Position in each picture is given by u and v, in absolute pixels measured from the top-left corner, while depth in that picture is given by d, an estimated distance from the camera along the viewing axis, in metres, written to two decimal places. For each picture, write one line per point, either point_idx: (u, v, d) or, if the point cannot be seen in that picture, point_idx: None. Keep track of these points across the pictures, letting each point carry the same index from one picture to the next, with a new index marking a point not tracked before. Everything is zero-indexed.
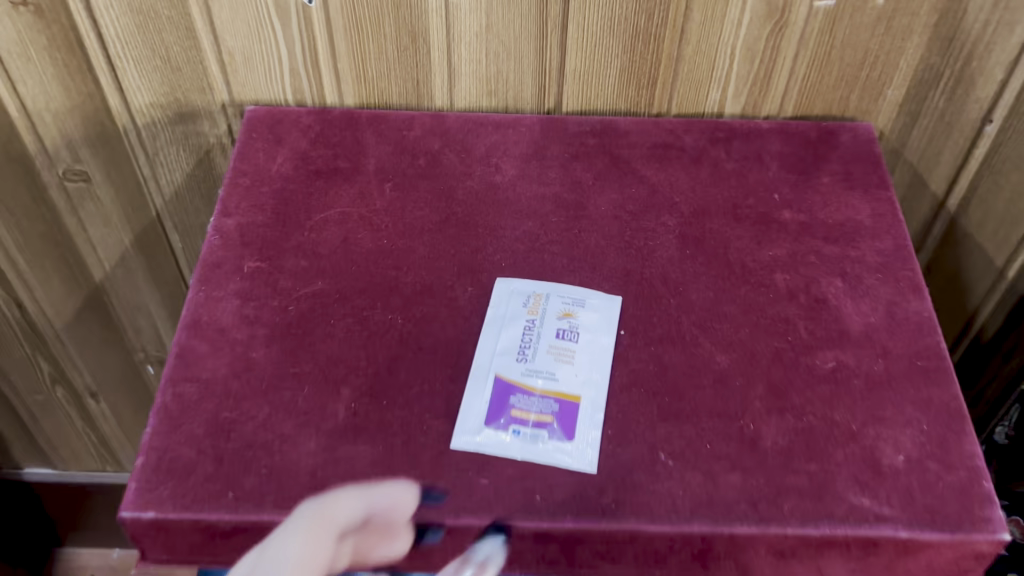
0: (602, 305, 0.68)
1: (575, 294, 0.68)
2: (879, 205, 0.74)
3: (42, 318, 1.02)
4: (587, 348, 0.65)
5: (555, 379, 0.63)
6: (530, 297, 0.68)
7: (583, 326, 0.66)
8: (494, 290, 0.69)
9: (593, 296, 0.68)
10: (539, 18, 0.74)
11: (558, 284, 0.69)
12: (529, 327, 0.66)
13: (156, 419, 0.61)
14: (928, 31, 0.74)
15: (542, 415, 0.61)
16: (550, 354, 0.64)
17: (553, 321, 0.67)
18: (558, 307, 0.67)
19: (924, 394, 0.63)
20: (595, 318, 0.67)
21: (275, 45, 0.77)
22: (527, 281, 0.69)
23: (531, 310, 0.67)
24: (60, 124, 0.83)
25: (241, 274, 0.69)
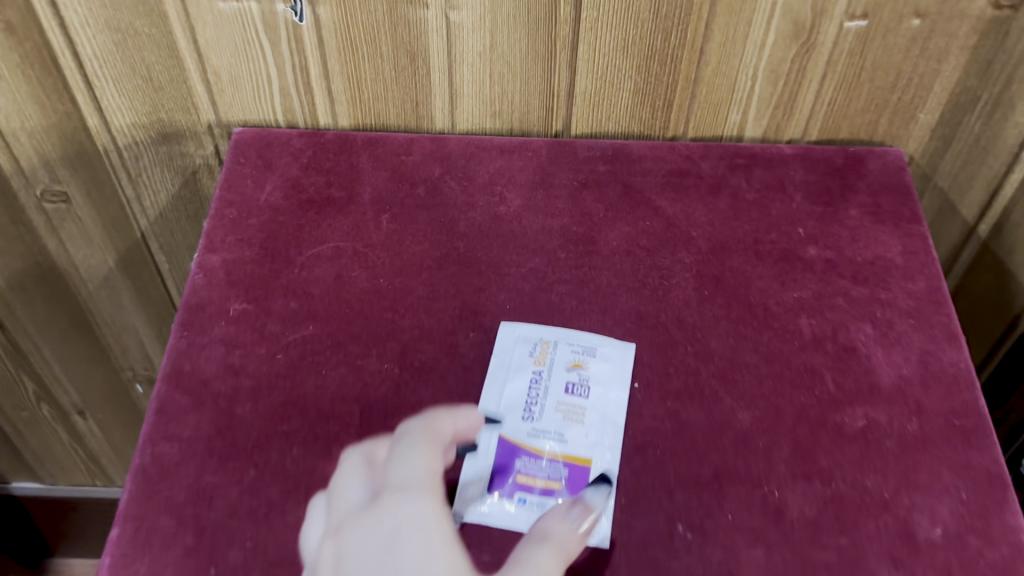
0: (615, 354, 0.63)
1: (585, 341, 0.63)
2: (910, 241, 0.69)
3: (24, 341, 0.97)
4: (599, 405, 0.60)
5: (565, 441, 0.58)
6: (536, 345, 0.63)
7: (594, 379, 0.62)
8: (498, 335, 0.64)
9: (604, 343, 0.63)
10: (547, 38, 0.69)
11: (566, 329, 0.64)
12: (536, 381, 0.61)
13: (134, 484, 0.57)
14: (966, 53, 0.69)
15: (551, 482, 0.57)
16: (558, 413, 0.60)
17: (562, 373, 0.62)
18: (567, 357, 0.62)
19: (962, 457, 0.58)
20: (607, 369, 0.62)
21: (263, 64, 0.72)
22: (533, 326, 0.64)
23: (538, 361, 0.62)
24: (36, 144, 0.78)
25: (226, 318, 0.64)
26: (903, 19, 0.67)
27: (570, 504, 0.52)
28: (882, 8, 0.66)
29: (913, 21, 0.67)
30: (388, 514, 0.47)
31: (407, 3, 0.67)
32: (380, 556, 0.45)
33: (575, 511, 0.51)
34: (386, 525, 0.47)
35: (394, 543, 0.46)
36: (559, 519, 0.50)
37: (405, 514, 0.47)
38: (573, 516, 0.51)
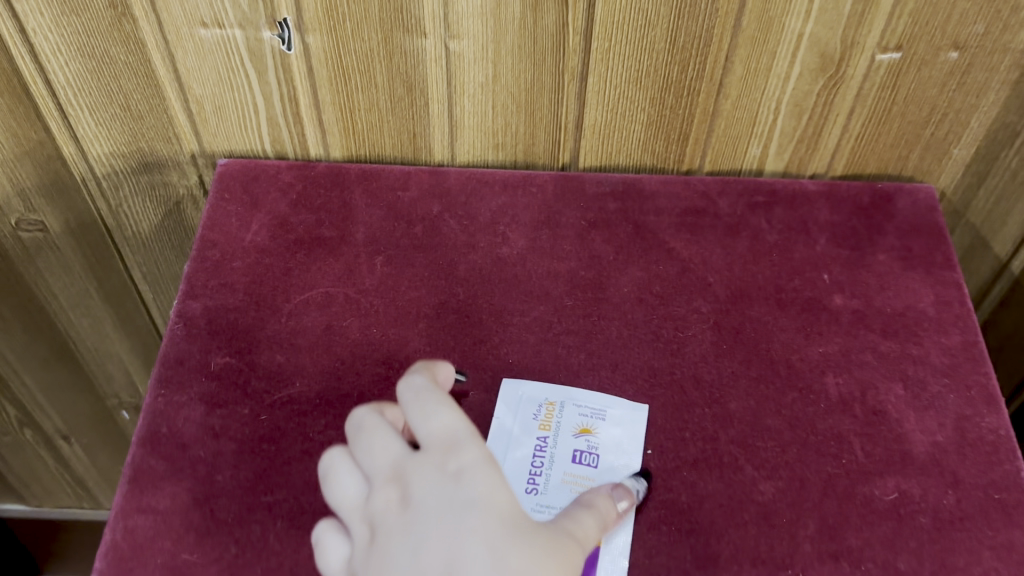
0: (627, 417, 0.58)
1: (594, 403, 0.59)
2: (944, 289, 0.64)
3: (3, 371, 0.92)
4: (609, 476, 0.55)
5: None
6: (541, 407, 0.58)
7: (604, 446, 0.56)
8: (500, 393, 0.59)
9: (614, 404, 0.58)
10: (554, 69, 0.64)
11: (574, 388, 0.59)
12: (541, 447, 0.56)
13: (104, 562, 0.52)
14: (1007, 87, 0.64)
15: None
16: (565, 485, 0.54)
17: (570, 438, 0.57)
18: (575, 422, 0.58)
19: (1003, 538, 0.54)
20: (617, 434, 0.57)
21: (249, 94, 0.67)
22: (539, 385, 0.59)
23: (543, 425, 0.57)
24: (11, 173, 0.72)
25: (207, 373, 0.60)
26: (940, 52, 0.62)
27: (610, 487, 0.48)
28: (918, 40, 0.61)
29: (951, 54, 0.62)
30: (446, 450, 0.39)
31: (403, 32, 0.62)
32: (452, 499, 0.37)
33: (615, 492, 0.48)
34: (453, 466, 0.38)
35: (467, 486, 0.38)
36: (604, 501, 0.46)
37: (471, 456, 0.38)
38: (615, 497, 0.47)
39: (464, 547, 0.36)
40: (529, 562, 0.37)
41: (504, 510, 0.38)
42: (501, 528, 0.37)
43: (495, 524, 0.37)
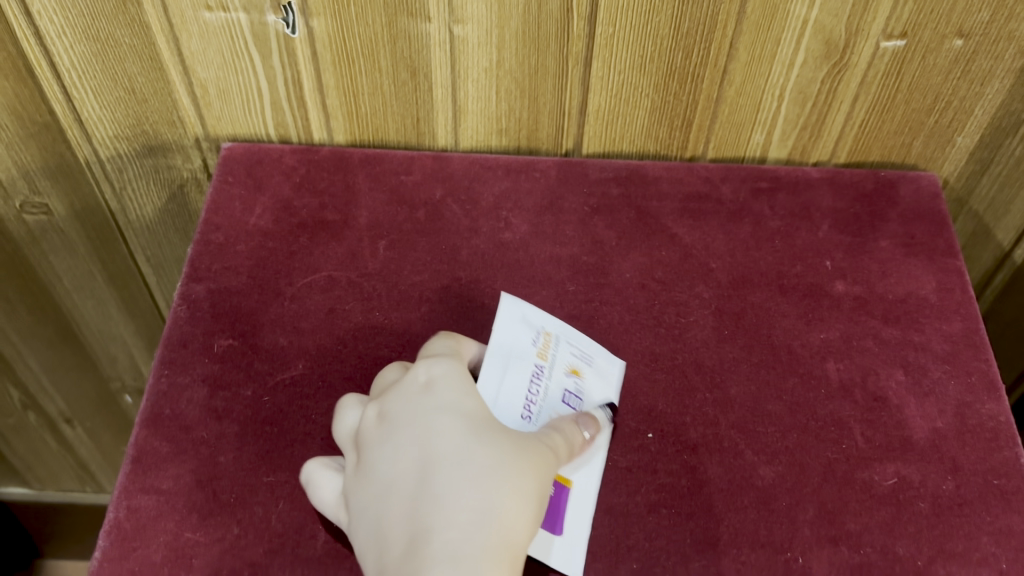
0: (607, 370, 0.59)
1: (583, 347, 0.59)
2: (946, 276, 0.65)
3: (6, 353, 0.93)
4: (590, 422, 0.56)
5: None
6: (539, 336, 0.58)
7: (587, 391, 0.57)
8: (504, 306, 0.57)
9: (598, 352, 0.59)
10: (558, 54, 0.64)
11: (566, 329, 0.60)
12: (538, 373, 0.56)
13: (107, 541, 0.53)
14: (1012, 75, 0.64)
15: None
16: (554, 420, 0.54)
17: (560, 373, 0.57)
18: (566, 360, 0.58)
19: (1002, 523, 0.54)
20: (598, 379, 0.58)
21: (253, 77, 0.67)
22: (534, 312, 0.59)
23: (540, 351, 0.57)
24: (14, 158, 0.72)
25: (210, 355, 0.60)
26: (944, 40, 0.62)
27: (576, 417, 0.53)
28: (922, 27, 0.61)
29: (955, 42, 0.62)
30: (419, 368, 0.50)
31: (407, 16, 0.62)
32: (423, 405, 0.47)
33: (582, 420, 0.53)
34: (426, 381, 0.49)
35: (437, 392, 0.48)
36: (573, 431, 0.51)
37: (443, 371, 0.49)
38: (583, 424, 0.53)
39: (431, 444, 0.45)
40: (490, 447, 0.45)
41: (469, 410, 0.47)
42: (469, 417, 0.47)
43: (458, 420, 0.46)
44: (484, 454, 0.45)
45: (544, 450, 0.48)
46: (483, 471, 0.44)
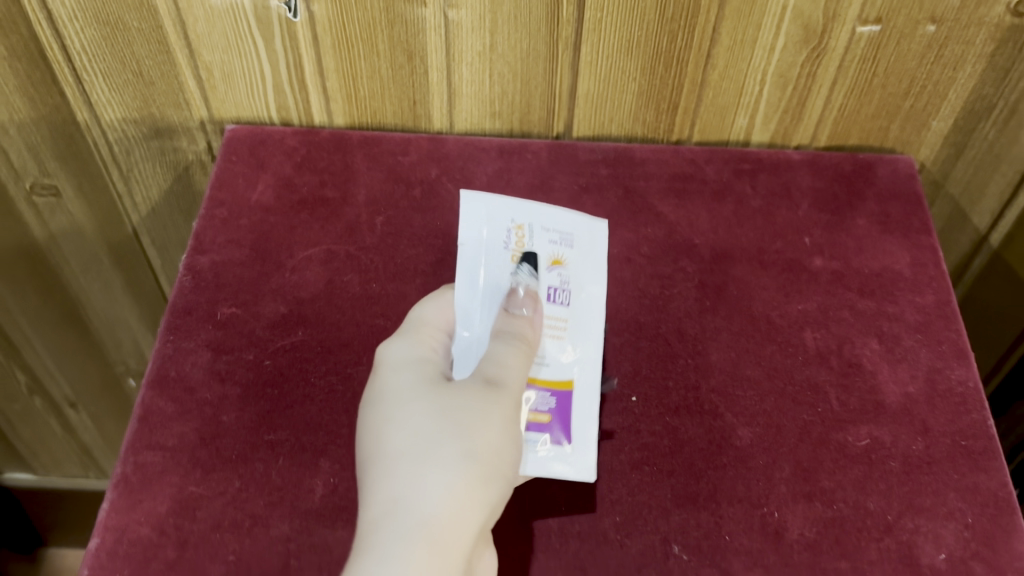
0: (589, 241, 0.61)
1: (561, 227, 0.60)
2: (920, 252, 0.67)
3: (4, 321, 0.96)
4: (577, 316, 0.58)
5: (550, 364, 0.56)
6: (511, 233, 0.58)
7: (573, 278, 0.59)
8: (463, 215, 0.58)
9: (583, 224, 0.61)
10: (548, 38, 0.67)
11: (538, 212, 0.60)
12: (516, 282, 0.57)
13: (115, 493, 0.55)
14: (983, 61, 0.66)
15: (536, 413, 0.55)
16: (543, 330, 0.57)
17: (542, 267, 0.58)
18: (546, 252, 0.59)
19: (969, 481, 0.56)
20: (585, 257, 0.60)
21: (257, 60, 0.70)
22: (500, 207, 0.59)
23: (515, 252, 0.58)
24: (26, 138, 0.76)
25: (214, 322, 0.63)
26: (917, 26, 0.64)
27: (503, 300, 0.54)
28: (896, 14, 0.64)
29: (929, 27, 0.64)
30: (380, 355, 0.51)
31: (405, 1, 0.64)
32: (377, 393, 0.48)
33: (511, 301, 0.54)
34: (382, 366, 0.50)
35: (390, 377, 0.49)
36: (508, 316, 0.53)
37: (398, 354, 0.50)
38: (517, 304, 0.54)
39: (381, 434, 0.46)
40: (435, 427, 0.46)
41: (417, 391, 0.48)
42: (415, 413, 0.46)
43: (404, 403, 0.47)
44: (428, 436, 0.45)
45: (498, 443, 0.46)
46: (425, 456, 0.44)
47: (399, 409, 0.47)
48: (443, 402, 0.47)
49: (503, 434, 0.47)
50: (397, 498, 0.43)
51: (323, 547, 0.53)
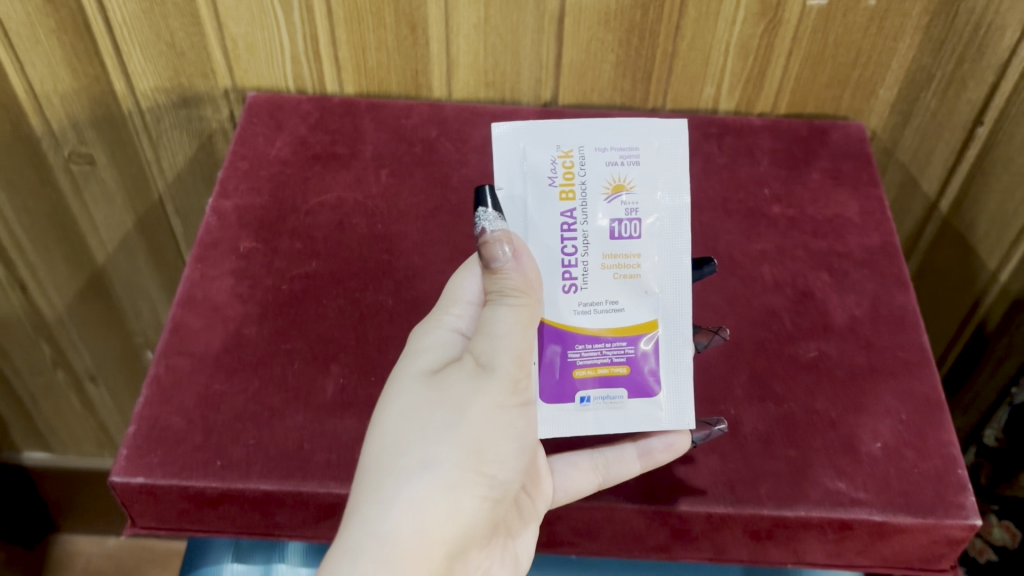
0: (660, 149, 0.57)
1: (620, 142, 0.57)
2: (868, 202, 0.75)
3: (30, 285, 1.04)
4: (647, 246, 0.57)
5: (624, 306, 0.57)
6: (560, 164, 0.56)
7: (641, 198, 0.57)
8: (497, 152, 0.56)
9: (651, 130, 0.57)
10: (536, 12, 0.75)
11: (590, 130, 0.57)
12: (569, 224, 0.56)
13: (148, 390, 0.63)
14: (920, 32, 0.75)
15: (614, 367, 0.57)
16: (608, 271, 0.56)
17: (602, 197, 0.56)
18: (602, 180, 0.56)
19: (905, 385, 0.64)
20: (655, 171, 0.57)
21: (277, 33, 0.79)
22: (542, 131, 0.57)
23: (564, 187, 0.56)
24: (67, 105, 0.85)
25: (236, 254, 0.70)
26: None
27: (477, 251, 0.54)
28: None
29: (871, 1, 0.73)
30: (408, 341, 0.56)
31: None
32: (390, 383, 0.54)
33: (486, 254, 0.53)
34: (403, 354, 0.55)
35: (401, 368, 0.54)
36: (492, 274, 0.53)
37: (417, 344, 0.55)
38: (495, 258, 0.53)
39: (375, 433, 0.52)
40: (417, 438, 0.51)
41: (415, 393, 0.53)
42: (404, 422, 0.52)
43: (399, 404, 0.52)
44: (408, 447, 0.51)
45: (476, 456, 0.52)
46: (401, 467, 0.50)
47: (388, 419, 0.52)
48: (423, 411, 0.52)
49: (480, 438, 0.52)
50: (374, 521, 0.49)
51: (332, 434, 0.61)
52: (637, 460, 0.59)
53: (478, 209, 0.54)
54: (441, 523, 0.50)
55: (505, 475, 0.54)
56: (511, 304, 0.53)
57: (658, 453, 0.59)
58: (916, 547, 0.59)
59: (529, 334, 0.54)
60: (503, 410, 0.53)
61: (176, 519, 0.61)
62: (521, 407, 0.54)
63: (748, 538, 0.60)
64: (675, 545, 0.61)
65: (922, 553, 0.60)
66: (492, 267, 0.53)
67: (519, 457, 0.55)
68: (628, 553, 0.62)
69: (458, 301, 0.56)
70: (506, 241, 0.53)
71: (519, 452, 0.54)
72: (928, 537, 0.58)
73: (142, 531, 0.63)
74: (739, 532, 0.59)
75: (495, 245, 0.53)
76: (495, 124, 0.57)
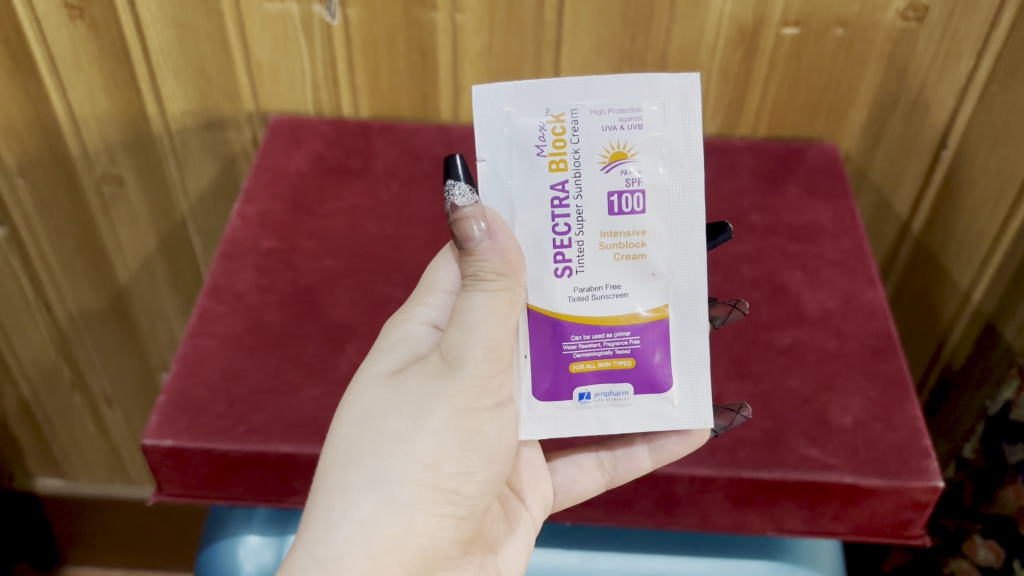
0: (663, 112, 0.58)
1: (618, 104, 0.58)
2: (840, 211, 0.81)
3: (54, 304, 1.09)
4: (647, 221, 0.59)
5: (626, 289, 0.59)
6: (552, 131, 0.57)
7: (643, 166, 0.58)
8: (485, 120, 0.58)
9: (653, 89, 0.58)
10: (535, 40, 0.83)
11: (587, 92, 0.58)
12: (561, 197, 0.58)
13: (176, 366, 0.68)
14: (884, 59, 0.83)
15: (618, 360, 0.60)
16: (607, 250, 0.59)
17: (599, 166, 0.58)
18: (600, 149, 0.58)
19: (873, 367, 0.69)
20: (658, 134, 0.58)
21: (300, 58, 0.87)
22: (532, 95, 0.58)
23: (555, 156, 0.57)
24: (102, 127, 0.92)
25: (258, 251, 0.76)
26: (828, 28, 0.81)
27: (450, 228, 0.55)
28: (812, 17, 0.80)
29: (838, 30, 0.81)
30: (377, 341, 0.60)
31: (420, 7, 0.82)
32: (353, 389, 0.58)
33: (460, 233, 0.55)
34: (370, 357, 0.59)
35: (364, 374, 0.58)
36: (468, 252, 0.55)
37: (383, 347, 0.59)
38: (471, 230, 0.54)
39: (336, 445, 0.56)
40: (373, 453, 0.55)
41: (374, 403, 0.57)
42: (361, 436, 0.56)
43: (356, 416, 0.56)
44: (363, 461, 0.55)
45: (433, 465, 0.56)
46: (357, 482, 0.55)
47: (346, 430, 0.56)
48: (380, 424, 0.56)
49: (437, 449, 0.56)
50: (329, 541, 0.53)
51: None
52: (649, 457, 0.63)
53: (449, 181, 0.55)
54: (395, 539, 0.54)
55: (463, 484, 0.57)
56: (488, 288, 0.55)
57: (670, 448, 0.62)
58: (885, 512, 0.64)
59: (509, 318, 0.56)
60: (465, 417, 0.56)
61: (199, 485, 0.66)
62: (484, 415, 0.57)
63: (728, 502, 0.64)
64: (662, 511, 0.66)
65: (891, 518, 0.64)
66: (467, 248, 0.55)
67: (481, 466, 0.58)
68: (619, 517, 0.68)
69: (434, 291, 0.60)
70: (480, 218, 0.55)
71: (482, 461, 0.58)
72: (895, 501, 0.63)
73: (167, 499, 0.68)
74: (721, 496, 0.64)
75: (468, 222, 0.55)
76: (480, 87, 0.58)
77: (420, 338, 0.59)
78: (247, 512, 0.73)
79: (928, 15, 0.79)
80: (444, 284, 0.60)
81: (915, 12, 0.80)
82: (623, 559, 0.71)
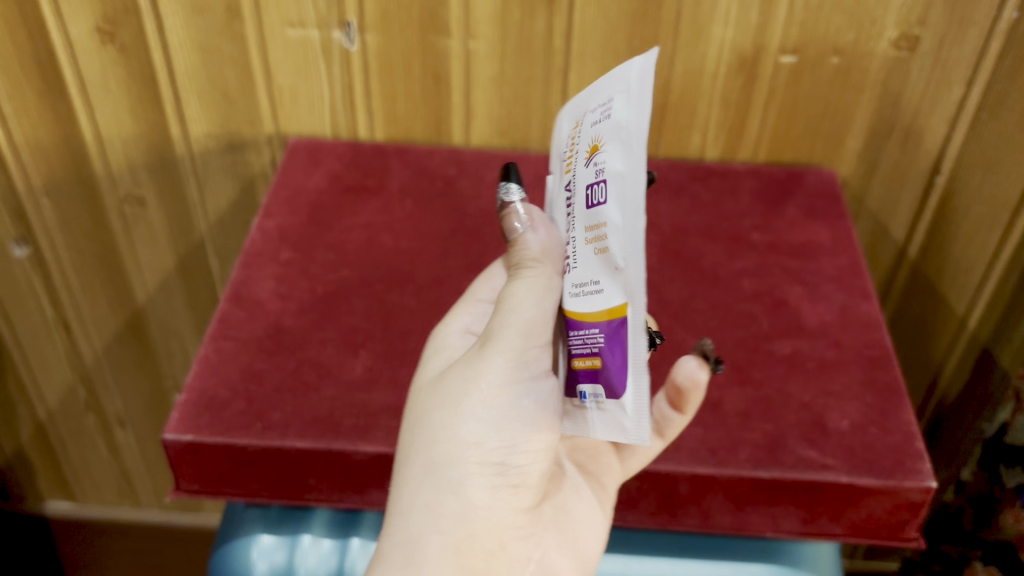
0: (629, 96, 0.54)
1: (603, 100, 0.56)
2: (837, 230, 0.85)
3: (73, 323, 1.12)
4: (608, 209, 0.53)
5: (602, 285, 0.54)
6: (573, 136, 0.60)
7: (608, 153, 0.54)
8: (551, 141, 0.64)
9: (626, 76, 0.55)
10: (544, 66, 0.87)
11: (593, 97, 0.58)
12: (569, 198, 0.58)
13: (197, 367, 0.71)
14: (878, 87, 0.87)
15: (592, 359, 0.55)
16: (586, 245, 0.55)
17: (584, 162, 0.56)
18: (590, 145, 0.56)
19: (869, 375, 0.71)
20: (621, 118, 0.54)
21: (319, 83, 0.91)
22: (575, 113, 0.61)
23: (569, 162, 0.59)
24: (127, 149, 0.96)
25: (278, 262, 0.80)
26: (825, 56, 0.85)
27: (499, 224, 0.60)
28: (809, 46, 0.84)
29: (834, 58, 0.85)
30: (427, 348, 0.64)
31: (435, 34, 0.86)
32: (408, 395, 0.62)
33: (506, 229, 0.59)
34: (422, 364, 0.63)
35: (416, 379, 0.63)
36: (514, 244, 0.59)
37: (434, 351, 0.63)
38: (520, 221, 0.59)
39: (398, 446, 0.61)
40: (422, 445, 0.59)
41: (419, 401, 0.60)
42: (412, 433, 0.60)
43: (408, 415, 0.61)
44: (416, 454, 0.59)
45: (476, 442, 0.58)
46: (413, 472, 0.58)
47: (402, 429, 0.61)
48: (424, 418, 0.59)
49: (477, 428, 0.58)
50: (401, 528, 0.57)
51: (360, 403, 0.68)
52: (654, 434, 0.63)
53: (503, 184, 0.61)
54: (454, 518, 0.57)
55: (513, 457, 0.59)
56: (528, 275, 0.58)
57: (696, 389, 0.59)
58: (881, 512, 0.66)
59: (548, 303, 0.58)
60: (502, 393, 0.58)
61: (216, 481, 0.69)
62: (524, 388, 0.58)
63: (730, 503, 0.66)
64: (666, 510, 0.68)
65: (888, 518, 0.66)
66: (513, 240, 0.59)
67: (529, 436, 0.59)
68: (623, 515, 0.70)
69: (472, 300, 0.65)
70: (523, 214, 0.59)
71: (527, 431, 0.59)
72: (891, 501, 0.65)
73: (184, 495, 0.70)
74: (722, 496, 0.66)
75: (513, 218, 0.59)
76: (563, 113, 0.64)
77: (461, 342, 0.63)
78: (260, 513, 0.74)
79: (920, 44, 0.83)
80: (479, 294, 0.65)
81: (907, 42, 0.83)
82: (629, 564, 0.72)
